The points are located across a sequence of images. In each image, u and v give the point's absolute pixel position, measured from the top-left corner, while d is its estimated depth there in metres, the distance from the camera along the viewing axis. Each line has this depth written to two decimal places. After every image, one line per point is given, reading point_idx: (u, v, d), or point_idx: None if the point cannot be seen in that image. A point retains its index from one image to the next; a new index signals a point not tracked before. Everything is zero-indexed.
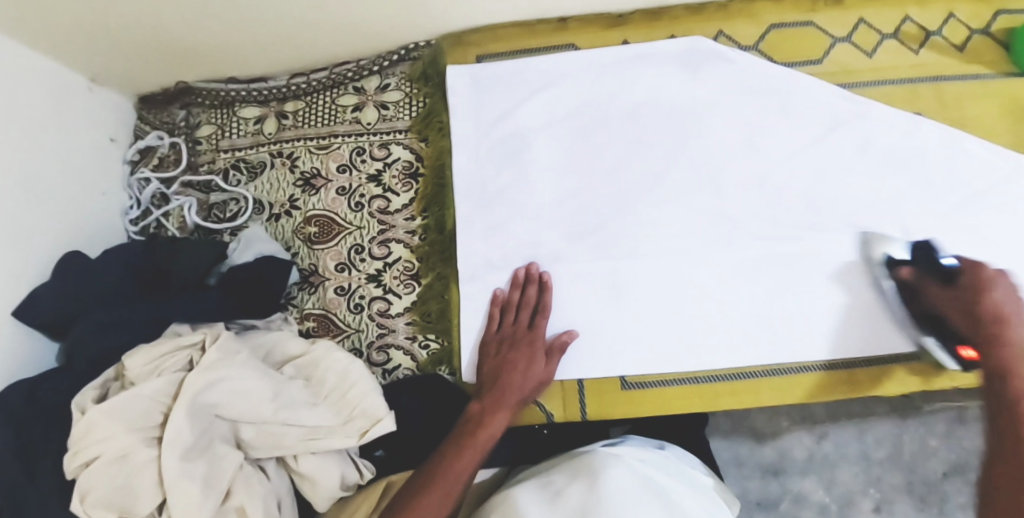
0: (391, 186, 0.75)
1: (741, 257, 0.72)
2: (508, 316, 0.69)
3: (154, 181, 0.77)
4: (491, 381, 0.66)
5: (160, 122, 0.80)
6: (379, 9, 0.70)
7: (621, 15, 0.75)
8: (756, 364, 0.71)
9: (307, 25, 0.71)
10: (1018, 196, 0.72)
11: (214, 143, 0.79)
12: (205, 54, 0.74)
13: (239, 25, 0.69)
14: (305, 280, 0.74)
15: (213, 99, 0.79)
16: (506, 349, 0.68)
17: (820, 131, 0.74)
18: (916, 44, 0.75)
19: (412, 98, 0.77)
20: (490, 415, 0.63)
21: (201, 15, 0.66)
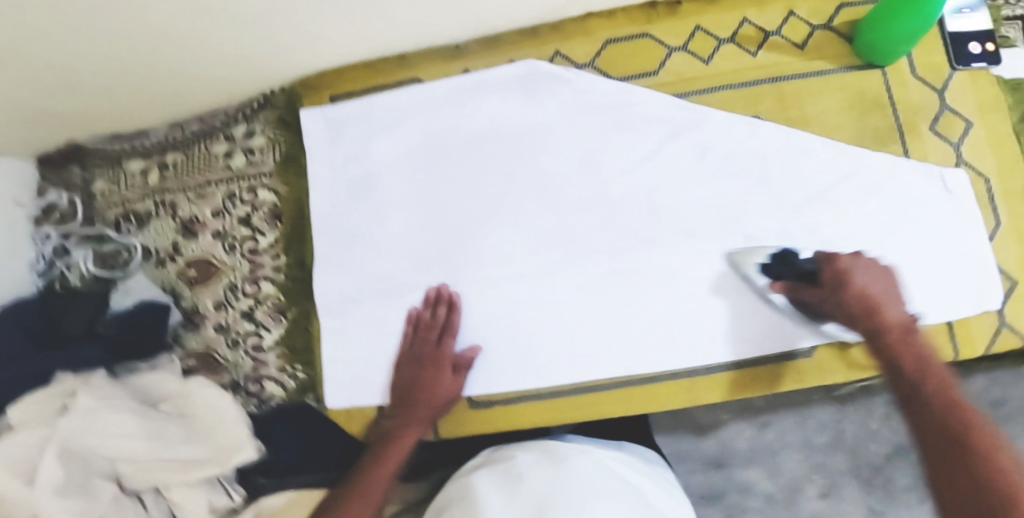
0: (259, 228, 0.80)
1: (584, 274, 0.74)
2: (420, 336, 0.74)
3: (55, 236, 0.84)
4: (404, 400, 0.72)
5: (60, 180, 0.85)
6: (225, 66, 0.74)
7: (460, 46, 0.77)
8: (603, 378, 0.73)
9: (165, 82, 0.75)
10: (860, 192, 0.73)
11: (107, 196, 0.86)
12: (79, 113, 0.78)
13: (115, 86, 0.74)
14: (189, 319, 0.80)
15: (104, 157, 0.86)
16: (417, 366, 0.73)
17: (662, 142, 0.75)
18: (754, 46, 0.75)
19: (275, 141, 0.81)
20: (400, 431, 0.70)
21: (60, 81, 0.71)
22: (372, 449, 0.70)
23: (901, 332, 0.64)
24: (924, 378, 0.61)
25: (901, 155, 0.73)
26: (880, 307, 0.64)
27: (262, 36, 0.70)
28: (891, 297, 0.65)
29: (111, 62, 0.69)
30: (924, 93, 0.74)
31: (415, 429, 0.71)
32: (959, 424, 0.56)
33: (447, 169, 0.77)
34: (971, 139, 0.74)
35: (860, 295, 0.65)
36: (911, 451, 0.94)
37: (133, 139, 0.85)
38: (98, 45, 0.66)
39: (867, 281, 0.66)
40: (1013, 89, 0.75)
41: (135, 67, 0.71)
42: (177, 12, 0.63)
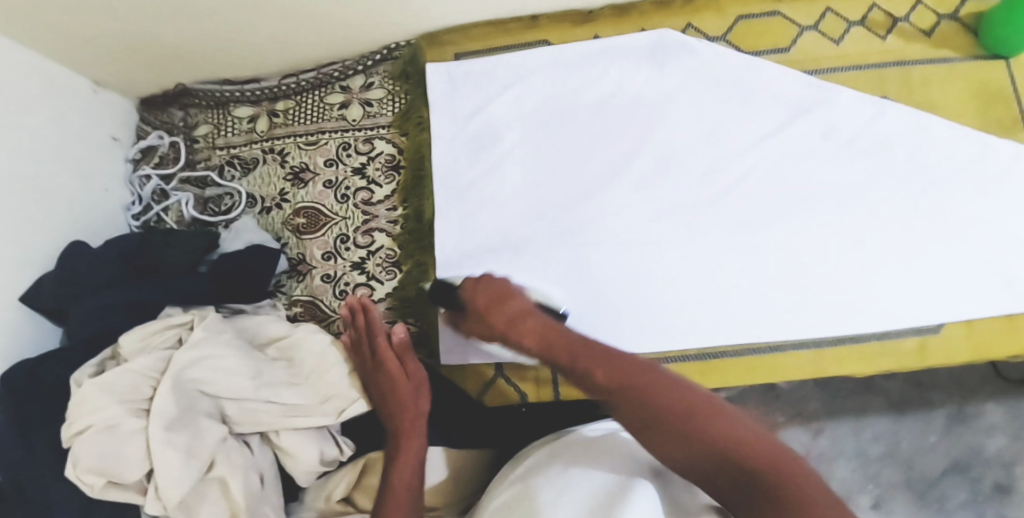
0: (375, 179, 0.78)
1: (702, 245, 0.74)
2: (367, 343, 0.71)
3: (154, 177, 0.82)
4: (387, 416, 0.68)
5: (160, 122, 0.84)
6: (360, 11, 0.74)
7: (591, 12, 0.78)
8: (725, 345, 0.73)
9: (296, 27, 0.75)
10: (985, 177, 0.74)
11: (211, 141, 0.84)
12: (201, 57, 0.78)
13: (252, 20, 0.72)
14: (294, 268, 0.78)
15: (209, 100, 0.84)
16: (381, 374, 0.70)
17: (791, 117, 0.75)
18: (883, 30, 0.77)
19: (394, 95, 0.80)
20: (392, 470, 0.64)
21: (197, 21, 0.71)
22: (382, 497, 0.63)
23: (572, 356, 0.58)
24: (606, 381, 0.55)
25: None
26: (502, 300, 0.63)
27: None
28: (508, 314, 0.62)
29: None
30: None
31: (405, 459, 0.65)
32: (701, 437, 0.49)
33: (568, 131, 0.77)
34: None
35: (495, 315, 0.63)
36: (967, 469, 0.95)
37: (243, 85, 0.84)
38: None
39: (492, 301, 0.64)
40: None
41: (281, 2, 0.70)
42: None
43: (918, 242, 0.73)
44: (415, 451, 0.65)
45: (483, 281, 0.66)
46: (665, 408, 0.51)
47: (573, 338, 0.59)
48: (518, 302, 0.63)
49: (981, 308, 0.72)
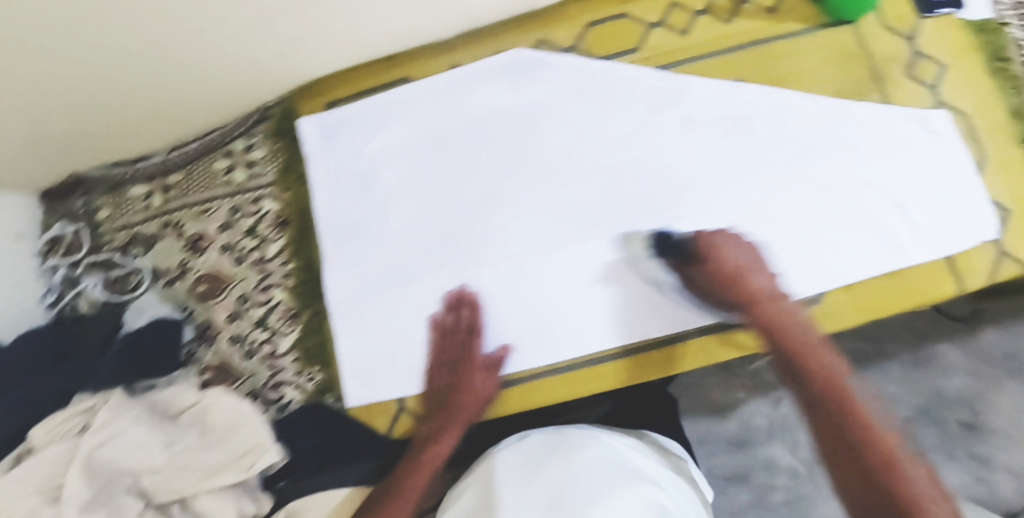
0: (266, 237, 0.81)
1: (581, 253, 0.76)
2: (446, 340, 0.75)
3: (62, 267, 0.85)
4: (438, 397, 0.73)
5: (63, 213, 0.87)
6: (226, 80, 0.76)
7: (445, 43, 0.80)
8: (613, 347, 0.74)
9: (178, 103, 0.77)
10: (842, 143, 0.75)
11: (112, 223, 0.87)
12: (87, 142, 0.80)
13: (125, 107, 0.75)
14: (202, 335, 0.81)
15: (106, 184, 0.87)
16: (451, 367, 0.74)
17: (648, 113, 0.77)
18: (727, 15, 0.79)
19: (274, 153, 0.83)
20: (427, 443, 0.71)
21: (77, 105, 0.73)
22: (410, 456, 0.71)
23: (802, 333, 0.69)
24: (818, 363, 0.68)
25: (879, 102, 0.76)
26: (472, 362, 0.73)
27: (265, 46, 0.72)
28: (773, 296, 0.70)
29: (118, 79, 0.70)
30: (896, 42, 0.78)
31: (444, 440, 0.71)
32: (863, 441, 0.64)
33: (441, 162, 0.79)
34: (948, 81, 0.77)
35: (747, 295, 0.70)
36: (930, 412, 0.96)
37: (134, 164, 0.86)
38: (106, 61, 0.67)
39: (761, 278, 0.71)
40: (980, 29, 0.78)
41: (143, 83, 0.72)
42: (174, 25, 0.64)
43: (788, 215, 0.74)
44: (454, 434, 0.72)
45: (474, 329, 0.75)
46: (841, 389, 0.67)
47: (793, 316, 0.70)
48: (478, 348, 0.74)
49: (862, 270, 0.73)
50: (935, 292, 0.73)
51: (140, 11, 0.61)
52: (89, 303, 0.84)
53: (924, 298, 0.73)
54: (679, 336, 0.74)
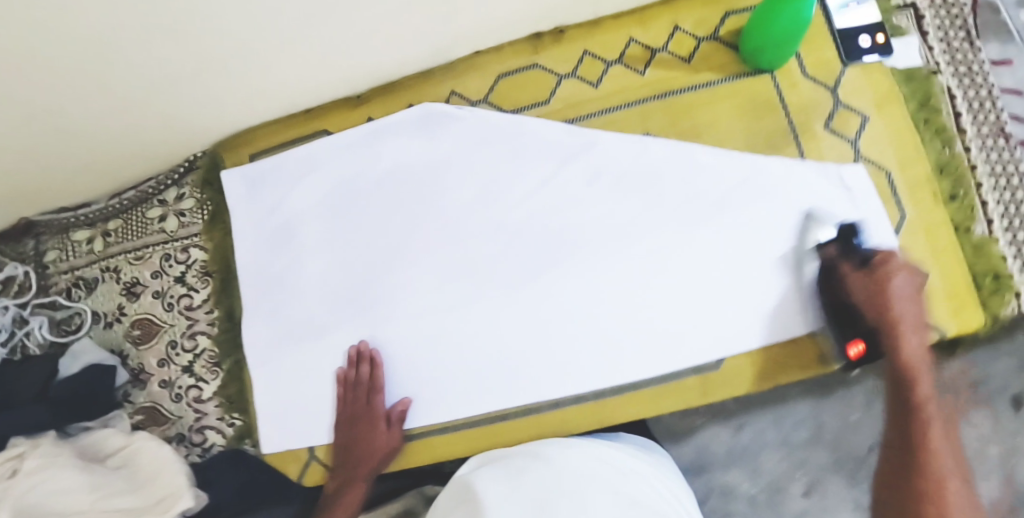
0: (193, 285, 0.84)
1: (485, 309, 0.77)
2: (349, 396, 0.77)
3: (12, 307, 0.88)
4: (346, 451, 0.76)
5: (16, 253, 0.91)
6: (150, 138, 0.79)
7: (360, 96, 0.81)
8: (514, 407, 0.75)
9: (112, 157, 0.80)
10: (753, 199, 0.73)
11: (58, 266, 0.91)
12: (30, 195, 0.83)
13: (66, 165, 0.79)
14: (136, 377, 0.85)
15: (52, 228, 0.91)
16: (355, 425, 0.76)
17: (554, 168, 0.77)
18: (642, 64, 0.78)
19: (202, 203, 0.85)
20: (340, 496, 0.73)
21: (16, 166, 0.76)
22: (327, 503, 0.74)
23: (917, 349, 0.66)
24: (917, 359, 0.66)
25: (797, 156, 0.73)
26: (376, 416, 0.75)
27: (180, 107, 0.75)
28: (905, 304, 0.66)
29: (50, 147, 0.75)
30: (817, 92, 0.75)
31: (354, 492, 0.73)
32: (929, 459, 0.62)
33: (354, 214, 0.80)
34: (869, 133, 0.73)
35: (872, 294, 0.67)
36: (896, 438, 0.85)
37: (76, 210, 0.89)
38: (35, 126, 0.71)
39: (903, 284, 0.67)
40: (907, 78, 0.75)
41: (77, 146, 0.76)
42: (84, 94, 0.68)
43: (693, 274, 0.74)
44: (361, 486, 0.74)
45: (375, 384, 0.76)
46: (924, 407, 0.64)
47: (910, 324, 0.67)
48: (377, 403, 0.75)
49: (766, 333, 0.72)
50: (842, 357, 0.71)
51: (55, 80, 0.65)
52: (37, 344, 0.88)
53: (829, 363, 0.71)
54: (574, 399, 0.74)
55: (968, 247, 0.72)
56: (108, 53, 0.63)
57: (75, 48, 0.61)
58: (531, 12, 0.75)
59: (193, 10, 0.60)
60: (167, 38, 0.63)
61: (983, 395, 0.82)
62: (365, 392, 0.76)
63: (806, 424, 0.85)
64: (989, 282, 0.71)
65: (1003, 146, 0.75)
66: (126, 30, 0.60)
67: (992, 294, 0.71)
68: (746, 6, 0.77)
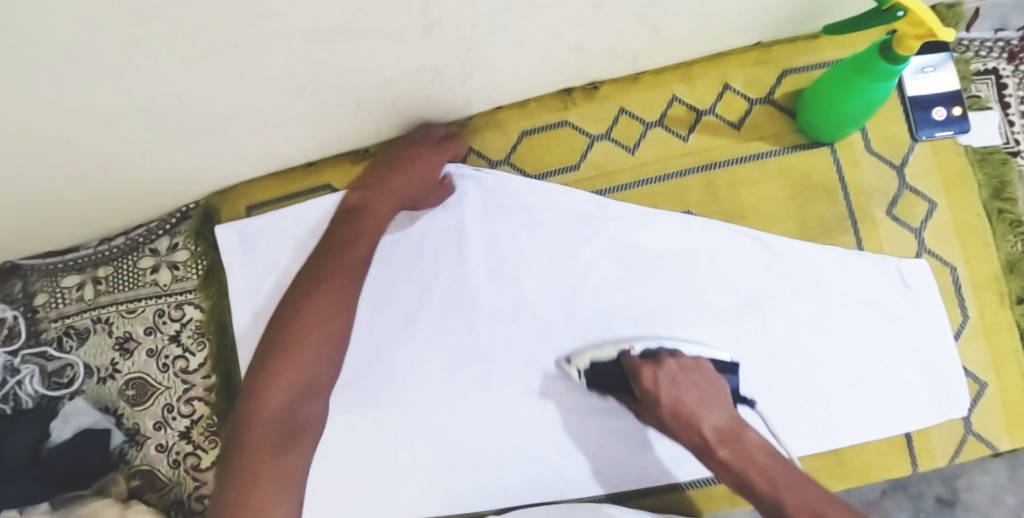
0: (189, 346, 0.79)
1: (499, 396, 0.71)
2: (414, 140, 0.70)
3: (1, 355, 0.80)
4: (378, 178, 0.69)
5: (3, 296, 0.82)
6: (139, 190, 0.71)
7: (367, 150, 0.75)
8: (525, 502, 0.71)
9: (102, 210, 0.73)
10: (798, 292, 0.67)
11: (50, 312, 0.83)
12: (11, 245, 0.76)
13: (61, 223, 0.74)
14: (131, 438, 0.80)
15: (42, 272, 0.82)
16: (387, 177, 0.69)
17: (576, 243, 0.71)
18: (684, 128, 0.70)
19: (197, 257, 0.79)
20: (299, 340, 0.67)
21: (3, 226, 0.70)
22: (289, 326, 0.68)
23: (730, 450, 0.62)
24: (759, 472, 0.61)
25: (854, 247, 0.67)
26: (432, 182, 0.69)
27: (173, 163, 0.67)
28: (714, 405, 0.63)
29: (22, 208, 0.68)
30: (880, 172, 0.67)
31: (318, 343, 0.67)
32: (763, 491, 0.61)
33: None
34: (935, 224, 0.67)
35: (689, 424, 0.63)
36: None
37: (64, 254, 0.82)
38: (31, 193, 0.65)
39: (670, 392, 0.64)
40: (982, 159, 0.67)
41: (72, 206, 0.70)
42: (53, 160, 0.61)
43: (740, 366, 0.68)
44: (328, 355, 0.68)
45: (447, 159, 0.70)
46: (722, 435, 0.63)
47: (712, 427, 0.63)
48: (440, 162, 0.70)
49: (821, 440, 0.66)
50: (882, 472, 0.66)
51: (45, 147, 0.58)
52: (29, 396, 0.80)
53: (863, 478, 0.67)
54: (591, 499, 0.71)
55: None
56: (77, 124, 0.56)
57: (42, 119, 0.54)
58: (558, 71, 0.67)
59: (180, 81, 0.53)
60: (148, 108, 0.56)
61: None
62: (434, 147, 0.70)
63: None
64: None
65: None
66: (100, 103, 0.53)
67: None
68: (808, 65, 0.69)
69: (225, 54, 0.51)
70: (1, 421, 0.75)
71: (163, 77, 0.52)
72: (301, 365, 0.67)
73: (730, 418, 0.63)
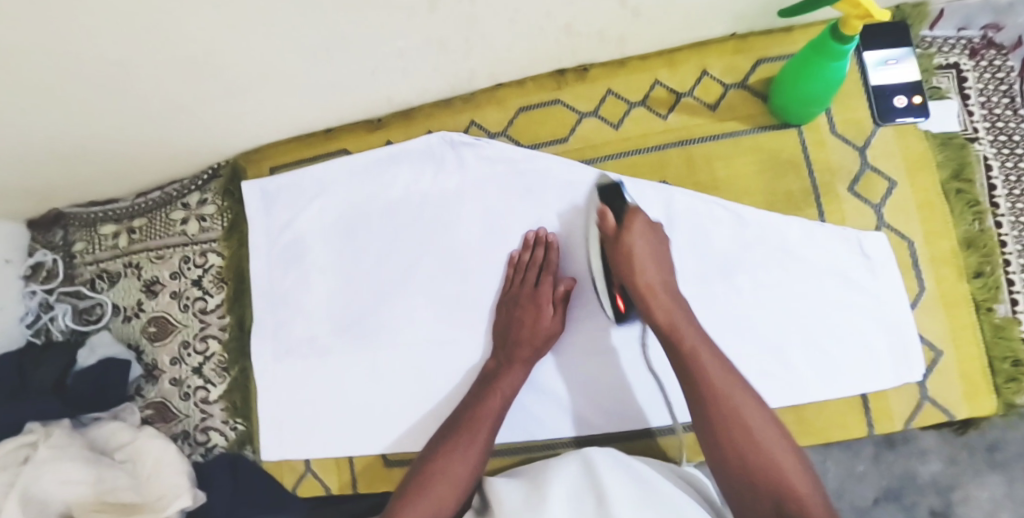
0: (208, 290, 0.87)
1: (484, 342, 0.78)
2: (519, 277, 0.76)
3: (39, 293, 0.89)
4: (505, 341, 0.74)
5: (46, 242, 0.91)
6: (180, 143, 0.80)
7: (380, 119, 0.83)
8: (502, 444, 0.77)
9: (144, 161, 0.82)
10: (765, 258, 0.72)
11: (86, 257, 0.91)
12: (61, 189, 0.84)
13: (107, 171, 0.83)
14: (149, 372, 0.87)
15: (83, 221, 0.91)
16: (512, 345, 0.74)
17: (556, 204, 0.78)
18: (665, 108, 0.77)
19: (222, 211, 0.88)
20: (433, 479, 0.67)
21: (55, 166, 0.79)
22: (418, 475, 0.68)
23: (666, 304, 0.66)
24: (664, 312, 0.65)
25: (817, 219, 0.72)
26: (546, 312, 0.74)
27: (211, 119, 0.76)
28: (646, 261, 0.67)
29: (78, 151, 0.77)
30: (846, 152, 0.73)
31: (452, 476, 0.67)
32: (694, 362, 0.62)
33: (364, 240, 0.81)
34: (894, 201, 0.72)
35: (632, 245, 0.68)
36: (901, 498, 0.76)
37: (105, 206, 0.91)
38: (86, 135, 0.74)
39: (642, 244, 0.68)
40: (944, 143, 0.73)
41: (121, 154, 0.80)
42: (107, 106, 0.70)
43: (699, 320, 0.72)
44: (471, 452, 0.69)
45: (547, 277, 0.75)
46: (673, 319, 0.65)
47: (647, 270, 0.67)
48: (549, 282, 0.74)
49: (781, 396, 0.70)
50: (841, 432, 0.71)
51: (106, 91, 0.68)
52: (60, 330, 0.89)
53: (822, 435, 0.71)
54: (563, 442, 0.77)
55: (985, 327, 0.70)
56: (130, 71, 0.65)
57: (99, 63, 0.63)
58: (552, 51, 0.74)
59: (225, 33, 0.62)
60: (193, 61, 0.65)
61: (1000, 461, 0.75)
62: (536, 272, 0.75)
63: None
64: (1006, 368, 0.70)
65: None
66: (152, 51, 0.63)
67: (1006, 382, 0.70)
68: (781, 55, 0.75)
69: (267, 13, 0.59)
70: (35, 349, 0.83)
71: (206, 30, 0.61)
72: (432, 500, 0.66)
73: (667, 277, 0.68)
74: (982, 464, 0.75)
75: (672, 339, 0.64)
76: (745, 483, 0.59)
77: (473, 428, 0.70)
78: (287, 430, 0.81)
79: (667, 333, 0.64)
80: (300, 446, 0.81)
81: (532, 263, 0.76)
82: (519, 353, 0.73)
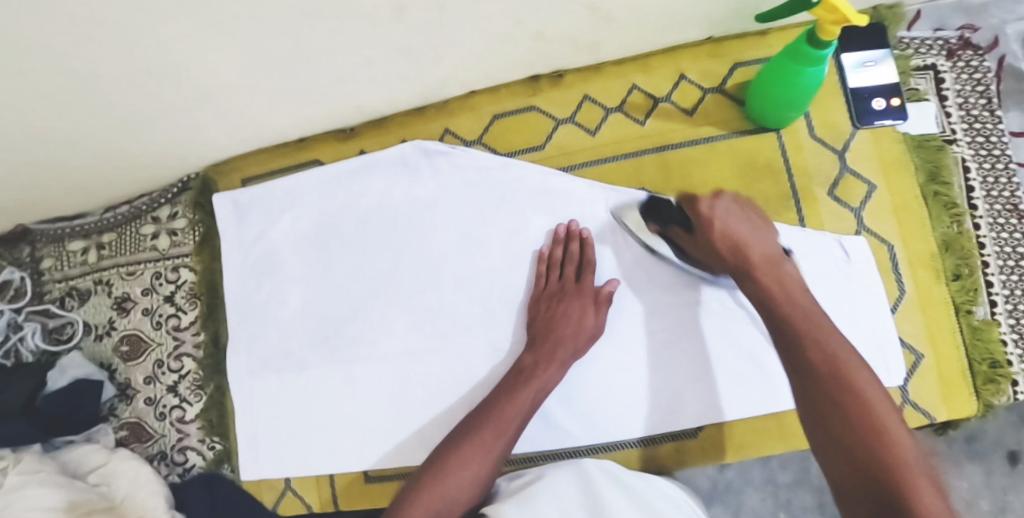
0: (182, 306, 0.85)
1: (464, 352, 0.77)
2: (553, 272, 0.74)
3: (6, 311, 0.85)
4: (545, 338, 0.71)
5: (12, 259, 0.88)
6: (147, 156, 0.78)
7: (353, 128, 0.81)
8: None
9: (112, 174, 0.80)
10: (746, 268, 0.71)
11: (54, 274, 0.88)
12: (24, 204, 0.82)
13: (73, 183, 0.80)
14: (123, 392, 0.85)
15: (51, 237, 0.88)
16: (553, 343, 0.71)
17: (533, 213, 0.76)
18: (641, 113, 0.76)
19: (194, 224, 0.85)
20: (451, 468, 0.64)
21: (16, 178, 0.75)
22: (436, 460, 0.65)
23: (766, 270, 0.62)
24: (772, 279, 0.62)
25: (797, 224, 0.72)
26: (581, 318, 0.72)
27: (177, 130, 0.74)
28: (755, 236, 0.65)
29: (39, 164, 0.74)
30: (824, 156, 0.73)
31: (471, 467, 0.64)
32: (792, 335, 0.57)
33: (339, 251, 0.80)
34: (873, 205, 0.71)
35: (722, 238, 0.66)
36: None
37: (73, 221, 0.88)
38: (46, 146, 0.71)
39: (735, 223, 0.66)
40: (919, 145, 0.73)
41: (86, 167, 0.77)
42: (65, 118, 0.68)
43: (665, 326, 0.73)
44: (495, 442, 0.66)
45: (584, 279, 0.73)
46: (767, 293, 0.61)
47: (762, 256, 0.64)
48: (588, 278, 0.73)
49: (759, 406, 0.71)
50: None
51: (65, 101, 0.65)
52: (29, 351, 0.85)
53: (804, 440, 0.73)
54: (543, 455, 0.74)
55: (964, 328, 0.70)
56: (90, 81, 0.62)
57: (55, 74, 0.60)
58: (525, 56, 0.73)
59: (186, 42, 0.59)
60: (155, 73, 0.63)
61: (978, 450, 0.76)
62: (571, 272, 0.74)
63: (794, 465, 0.80)
64: (984, 369, 0.70)
65: (1015, 225, 0.73)
66: (110, 62, 0.60)
67: (984, 383, 0.69)
68: (757, 59, 0.74)
69: (227, 22, 0.57)
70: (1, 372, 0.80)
71: (166, 39, 0.58)
72: (449, 491, 0.62)
73: (777, 250, 0.65)
74: (957, 453, 0.76)
75: (765, 305, 0.61)
76: (851, 451, 0.50)
77: (502, 419, 0.67)
78: (267, 443, 0.80)
79: (762, 292, 0.61)
80: (278, 460, 0.80)
81: (566, 264, 0.74)
82: (561, 351, 0.71)
